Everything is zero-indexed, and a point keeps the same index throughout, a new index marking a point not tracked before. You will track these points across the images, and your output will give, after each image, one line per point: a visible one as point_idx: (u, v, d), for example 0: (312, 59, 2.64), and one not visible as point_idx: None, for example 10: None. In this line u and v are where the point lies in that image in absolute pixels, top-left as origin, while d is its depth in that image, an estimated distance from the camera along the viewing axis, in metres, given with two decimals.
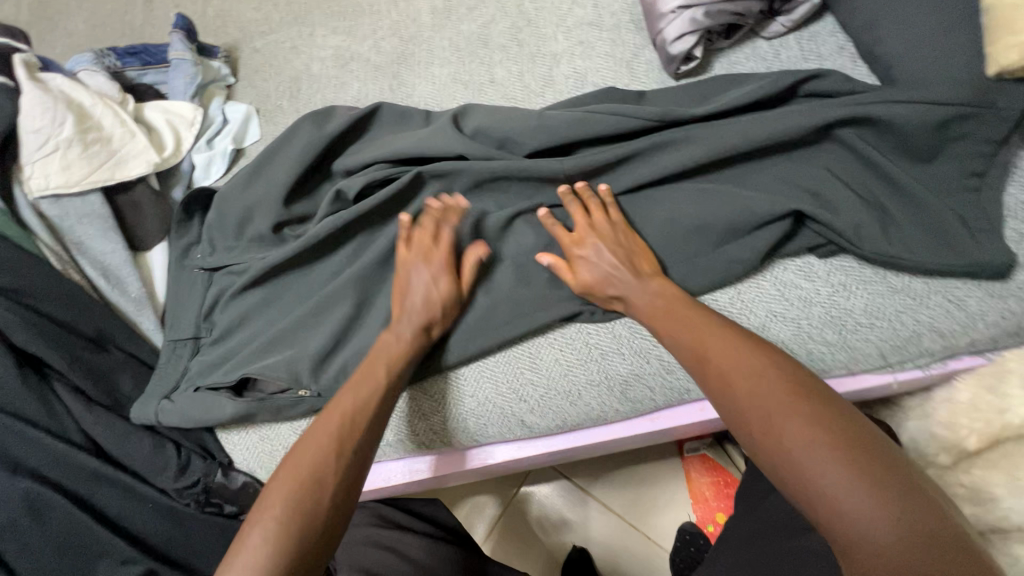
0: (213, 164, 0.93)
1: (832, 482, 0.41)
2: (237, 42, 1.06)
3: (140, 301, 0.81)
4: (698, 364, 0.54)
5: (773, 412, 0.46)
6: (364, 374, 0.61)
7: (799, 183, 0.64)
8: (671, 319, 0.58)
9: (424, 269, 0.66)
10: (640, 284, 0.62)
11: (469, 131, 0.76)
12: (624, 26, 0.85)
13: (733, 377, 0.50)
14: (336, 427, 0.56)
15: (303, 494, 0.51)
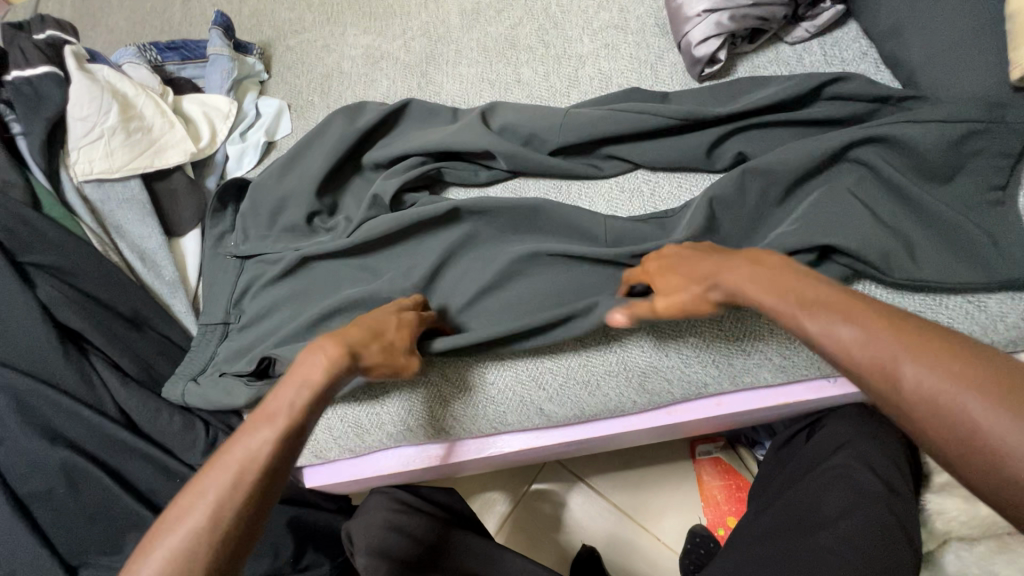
0: (245, 155, 0.96)
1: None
2: (272, 40, 1.09)
3: (174, 284, 0.84)
4: (875, 370, 0.39)
5: (951, 407, 0.35)
6: (264, 414, 0.48)
7: (824, 208, 0.62)
8: (772, 286, 0.47)
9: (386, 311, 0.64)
10: (764, 260, 0.51)
11: (496, 128, 0.78)
12: (649, 30, 0.87)
13: (884, 364, 0.38)
14: (222, 499, 0.42)
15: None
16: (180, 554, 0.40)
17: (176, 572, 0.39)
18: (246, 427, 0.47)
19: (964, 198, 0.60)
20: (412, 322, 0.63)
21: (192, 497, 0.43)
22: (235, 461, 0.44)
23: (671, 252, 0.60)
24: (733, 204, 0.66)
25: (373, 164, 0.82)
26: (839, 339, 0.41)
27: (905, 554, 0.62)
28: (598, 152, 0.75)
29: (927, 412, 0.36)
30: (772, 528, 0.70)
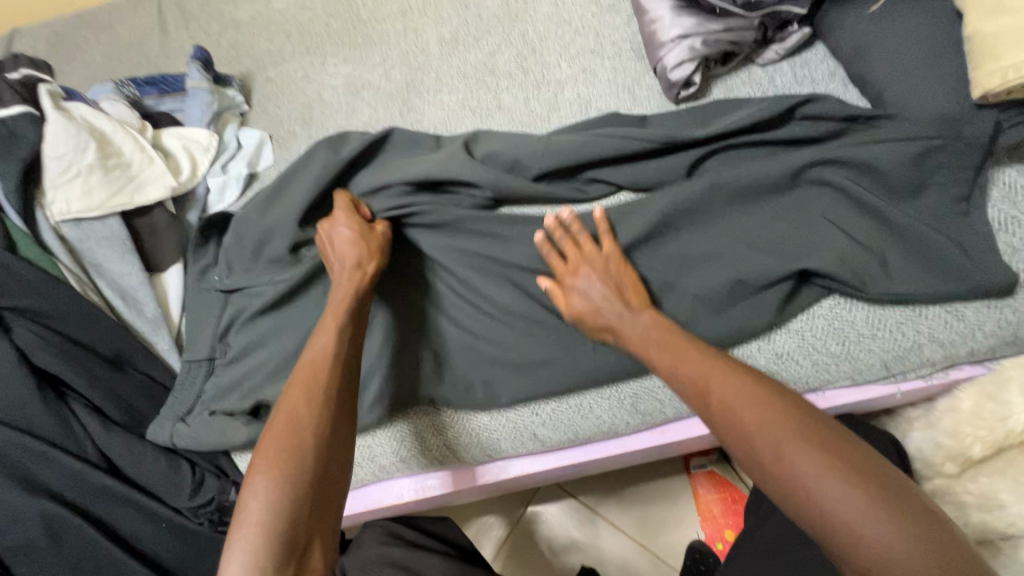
0: (227, 188, 0.95)
1: (877, 533, 0.41)
2: (251, 72, 1.10)
3: (156, 321, 0.82)
4: (700, 400, 0.52)
5: (779, 449, 0.46)
6: (330, 316, 0.62)
7: (796, 231, 0.65)
8: (667, 351, 0.56)
9: (332, 229, 0.69)
10: (631, 316, 0.60)
11: (479, 156, 0.78)
12: (625, 54, 0.89)
13: (736, 410, 0.49)
14: (318, 376, 0.56)
15: (292, 447, 0.51)
16: (290, 433, 0.52)
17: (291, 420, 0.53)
18: (308, 347, 0.60)
19: (935, 211, 0.62)
20: (352, 217, 0.70)
21: (290, 395, 0.55)
22: (308, 364, 0.57)
23: (577, 275, 0.64)
24: (715, 223, 0.67)
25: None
26: (678, 374, 0.55)
27: None
28: (580, 176, 0.76)
29: (731, 430, 0.49)
30: (773, 545, 0.69)
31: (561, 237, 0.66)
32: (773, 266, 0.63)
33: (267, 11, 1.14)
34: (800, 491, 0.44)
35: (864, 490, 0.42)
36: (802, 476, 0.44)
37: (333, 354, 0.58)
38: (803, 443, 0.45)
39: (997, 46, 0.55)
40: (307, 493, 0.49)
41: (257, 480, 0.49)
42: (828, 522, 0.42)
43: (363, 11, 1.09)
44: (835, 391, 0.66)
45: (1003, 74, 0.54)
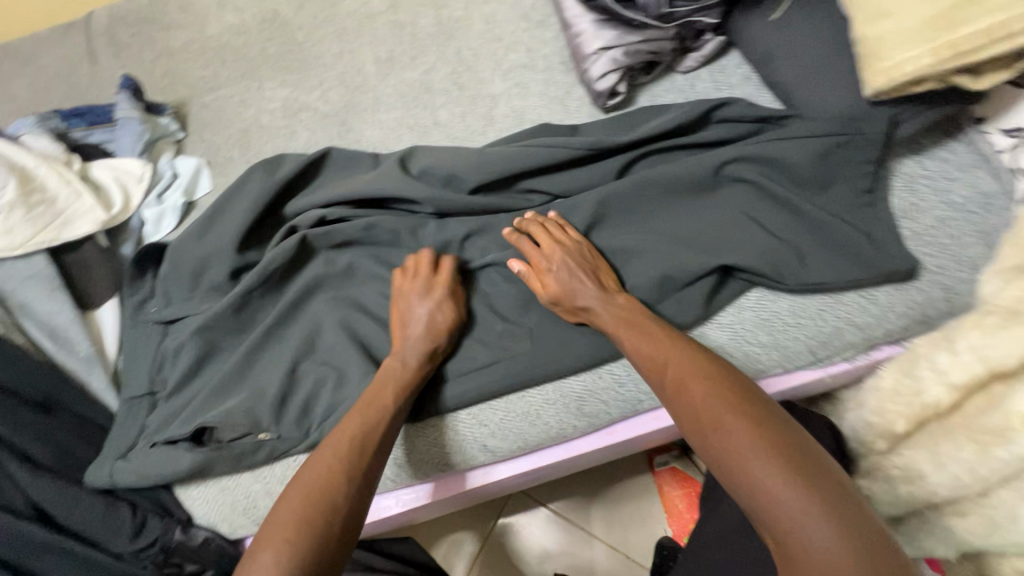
0: (163, 219, 0.93)
1: (786, 503, 0.43)
2: (186, 99, 1.08)
3: (90, 359, 0.79)
4: (657, 374, 0.57)
5: (717, 419, 0.50)
6: (370, 400, 0.63)
7: (718, 230, 0.68)
8: (633, 330, 0.61)
9: (423, 297, 0.69)
10: (604, 297, 0.65)
11: (416, 171, 0.80)
12: (555, 67, 0.92)
13: (686, 383, 0.54)
14: (347, 452, 0.58)
15: (319, 515, 0.53)
16: (315, 495, 0.54)
17: (312, 499, 0.54)
18: (351, 415, 0.62)
19: (845, 204, 0.66)
20: (445, 300, 0.69)
21: (321, 457, 0.57)
22: (347, 438, 0.59)
23: (552, 263, 0.67)
24: (646, 227, 0.71)
25: (291, 227, 0.79)
26: (639, 350, 0.60)
27: None
28: (515, 186, 0.77)
29: (679, 401, 0.54)
30: (721, 533, 0.71)
31: (550, 233, 0.70)
32: (697, 263, 0.66)
33: (201, 37, 1.13)
34: (728, 456, 0.47)
35: (785, 466, 0.45)
36: (732, 445, 0.48)
37: (374, 431, 0.60)
38: (739, 419, 0.49)
39: (881, 48, 0.59)
40: (322, 562, 0.51)
41: (266, 561, 0.49)
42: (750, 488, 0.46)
43: (299, 34, 1.09)
44: (770, 379, 0.69)
45: (887, 73, 0.58)
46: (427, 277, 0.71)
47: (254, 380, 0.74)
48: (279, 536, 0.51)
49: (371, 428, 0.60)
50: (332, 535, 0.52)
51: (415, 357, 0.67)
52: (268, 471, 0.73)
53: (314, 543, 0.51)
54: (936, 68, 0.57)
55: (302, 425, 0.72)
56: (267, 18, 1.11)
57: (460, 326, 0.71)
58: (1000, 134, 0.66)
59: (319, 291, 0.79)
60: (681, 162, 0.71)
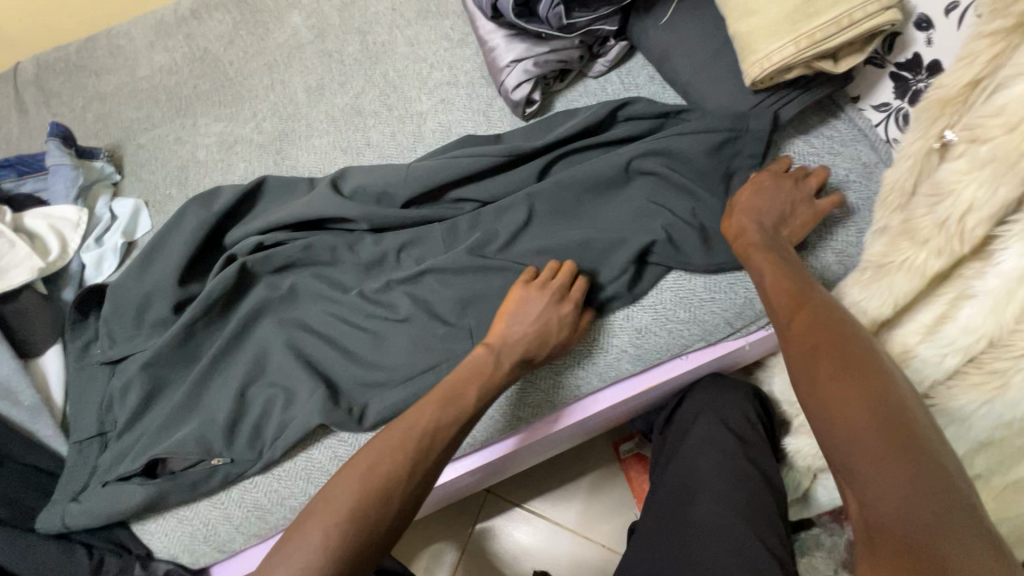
0: (104, 260, 0.93)
1: (864, 453, 0.43)
2: (121, 141, 1.08)
3: (36, 407, 0.78)
4: (792, 312, 0.56)
5: (824, 363, 0.50)
6: (451, 393, 0.63)
7: (635, 218, 0.73)
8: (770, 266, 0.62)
9: (548, 306, 0.68)
10: (773, 236, 0.65)
11: (348, 192, 0.83)
12: (477, 82, 0.98)
13: (798, 322, 0.54)
14: (414, 447, 0.59)
15: (373, 509, 0.55)
16: (378, 488, 0.56)
17: (375, 489, 0.55)
18: (430, 406, 0.62)
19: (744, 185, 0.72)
20: (569, 319, 0.68)
21: (388, 446, 0.58)
22: (420, 431, 0.60)
23: (760, 183, 0.69)
24: (570, 226, 0.75)
25: (228, 257, 0.81)
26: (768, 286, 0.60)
27: (765, 499, 0.68)
28: (443, 199, 0.82)
29: (796, 335, 0.54)
30: (654, 499, 0.75)
31: (778, 165, 0.71)
32: (615, 253, 0.72)
33: (133, 79, 1.13)
34: (835, 411, 0.46)
35: (893, 442, 0.43)
36: (841, 402, 0.46)
37: (449, 433, 0.61)
38: (861, 384, 0.47)
39: (753, 42, 0.65)
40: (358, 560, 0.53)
41: (317, 537, 0.53)
42: (847, 443, 0.45)
43: (230, 68, 1.11)
44: (698, 351, 0.76)
45: (760, 64, 0.64)
46: (560, 288, 0.69)
47: (205, 409, 0.75)
48: (335, 515, 0.54)
49: (444, 428, 0.61)
50: (378, 530, 0.55)
51: (511, 365, 0.66)
52: (226, 496, 0.74)
53: (363, 534, 0.54)
54: (798, 56, 0.63)
55: (255, 449, 0.73)
56: (197, 55, 1.13)
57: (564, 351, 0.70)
58: (871, 110, 0.74)
59: (262, 317, 0.80)
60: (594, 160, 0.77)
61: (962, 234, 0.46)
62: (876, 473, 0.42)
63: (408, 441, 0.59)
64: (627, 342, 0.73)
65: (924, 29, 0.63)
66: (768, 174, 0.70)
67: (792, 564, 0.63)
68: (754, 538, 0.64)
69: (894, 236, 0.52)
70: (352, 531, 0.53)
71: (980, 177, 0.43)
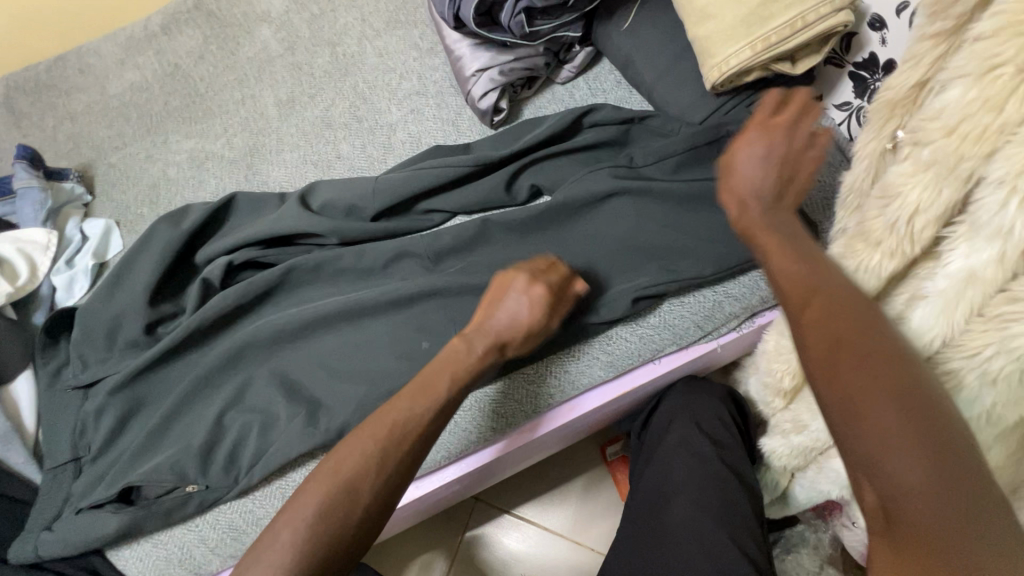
0: (75, 282, 0.92)
1: (900, 460, 0.40)
2: (91, 160, 1.06)
3: (7, 434, 0.76)
4: (798, 298, 0.48)
5: (844, 358, 0.44)
6: (423, 381, 0.61)
7: (603, 239, 0.74)
8: (774, 238, 0.53)
9: (522, 288, 0.66)
10: (772, 209, 0.55)
11: (317, 206, 0.83)
12: (446, 91, 0.98)
13: (812, 306, 0.47)
14: (384, 437, 0.57)
15: (340, 505, 0.54)
16: (344, 481, 0.54)
17: (341, 485, 0.54)
18: (403, 395, 0.60)
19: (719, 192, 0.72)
20: (544, 296, 0.66)
21: (362, 436, 0.57)
22: (392, 420, 0.58)
23: (752, 140, 0.57)
24: (539, 247, 0.75)
25: (202, 282, 0.79)
26: (773, 263, 0.51)
27: (738, 499, 0.69)
28: (413, 209, 0.82)
29: (814, 324, 0.46)
30: (632, 503, 0.75)
31: (771, 102, 0.57)
32: (587, 265, 0.73)
33: (104, 97, 1.11)
34: (863, 415, 0.42)
35: (925, 441, 0.40)
36: (869, 402, 0.42)
37: (428, 420, 0.59)
38: (891, 378, 0.42)
39: (712, 45, 0.65)
40: (329, 557, 0.52)
41: (284, 537, 0.52)
42: (888, 455, 0.40)
43: (201, 84, 1.09)
44: (671, 356, 0.76)
45: (719, 68, 0.65)
46: (535, 271, 0.68)
47: (179, 433, 0.75)
48: (302, 513, 0.53)
49: (417, 417, 0.59)
50: (353, 526, 0.54)
51: (484, 349, 0.64)
52: (203, 521, 0.73)
53: (332, 531, 0.53)
54: (756, 59, 0.63)
55: (230, 473, 0.72)
56: (167, 71, 1.11)
57: (542, 335, 0.67)
58: (834, 109, 0.74)
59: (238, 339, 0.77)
60: (569, 170, 0.78)
61: (912, 236, 0.46)
62: (912, 478, 0.39)
63: (376, 432, 0.57)
64: (601, 349, 0.73)
65: (878, 29, 0.63)
66: (760, 120, 0.58)
67: (765, 563, 0.64)
68: (728, 541, 0.64)
69: (850, 236, 0.52)
70: (320, 530, 0.52)
71: (925, 179, 0.43)
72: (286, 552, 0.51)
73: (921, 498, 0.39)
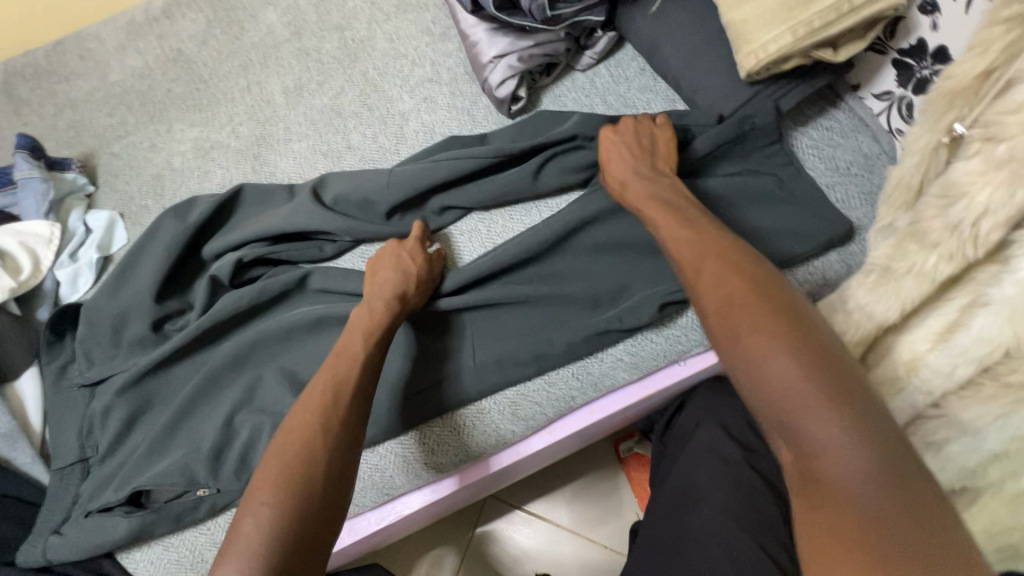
0: (79, 277, 0.90)
1: (804, 411, 0.39)
2: (94, 150, 1.03)
3: (12, 434, 0.75)
4: (689, 265, 0.52)
5: (739, 317, 0.45)
6: (339, 352, 0.61)
7: (633, 245, 0.72)
8: (677, 218, 0.58)
9: (389, 253, 0.72)
10: (646, 178, 0.65)
11: (330, 200, 0.80)
12: (460, 78, 0.95)
13: (706, 274, 0.50)
14: (323, 405, 0.55)
15: (296, 472, 0.49)
16: (293, 453, 0.51)
17: (295, 456, 0.51)
18: (323, 368, 0.59)
19: (752, 190, 0.69)
20: (416, 250, 0.72)
21: (299, 416, 0.54)
22: (325, 388, 0.56)
23: (615, 137, 0.70)
24: (564, 255, 0.73)
25: (210, 279, 0.77)
26: (677, 241, 0.55)
27: (770, 509, 0.66)
28: (424, 204, 0.79)
29: (712, 292, 0.49)
30: (656, 508, 0.73)
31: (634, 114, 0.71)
32: (616, 274, 0.71)
33: (105, 84, 1.07)
34: (760, 369, 0.42)
35: (824, 381, 0.40)
36: (761, 351, 0.42)
37: (354, 379, 0.57)
38: (787, 333, 0.43)
39: (747, 32, 0.62)
40: (306, 523, 0.47)
41: (248, 525, 0.47)
42: (791, 410, 0.39)
43: (204, 70, 1.05)
44: (699, 357, 0.73)
45: (755, 55, 0.61)
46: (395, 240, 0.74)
47: (189, 434, 0.73)
48: (259, 501, 0.48)
49: (344, 381, 0.57)
50: (320, 489, 0.49)
51: (384, 304, 0.65)
52: (213, 525, 0.71)
53: (301, 498, 0.48)
54: (796, 46, 0.60)
55: (241, 479, 0.69)
56: (170, 57, 1.07)
57: (432, 280, 0.72)
58: (873, 98, 0.71)
59: (248, 338, 0.75)
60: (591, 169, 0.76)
61: (976, 239, 0.44)
62: (815, 432, 0.38)
63: (312, 403, 0.55)
64: (630, 353, 0.71)
65: (930, 13, 0.59)
66: (611, 125, 0.73)
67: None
68: (758, 551, 0.61)
69: (900, 237, 0.49)
70: (285, 501, 0.48)
71: (998, 177, 0.42)
72: (254, 537, 0.46)
73: (829, 453, 0.37)
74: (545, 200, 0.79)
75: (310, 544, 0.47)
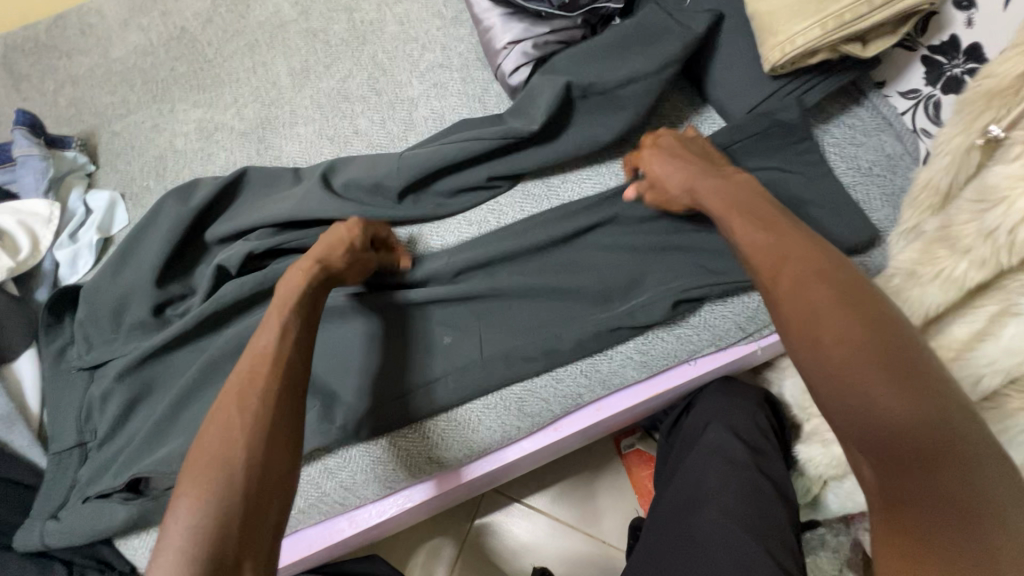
0: (79, 258, 0.88)
1: (904, 446, 0.35)
2: (95, 128, 1.01)
3: (9, 416, 0.73)
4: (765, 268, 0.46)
5: (828, 334, 0.39)
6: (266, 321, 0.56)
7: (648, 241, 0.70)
8: (747, 214, 0.51)
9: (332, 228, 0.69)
10: (714, 177, 0.58)
11: (340, 185, 0.78)
12: (472, 64, 0.92)
13: (787, 278, 0.43)
14: (242, 382, 0.50)
15: (214, 455, 0.46)
16: (213, 434, 0.47)
17: (216, 438, 0.47)
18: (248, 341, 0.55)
19: (772, 187, 0.67)
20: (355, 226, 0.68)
21: (220, 397, 0.50)
22: (248, 362, 0.52)
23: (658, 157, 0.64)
24: (577, 252, 0.72)
25: (215, 268, 0.75)
26: (750, 239, 0.48)
27: (775, 510, 0.65)
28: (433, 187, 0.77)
29: (792, 300, 0.42)
30: (660, 507, 0.72)
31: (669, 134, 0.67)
32: (629, 270, 0.70)
33: (107, 60, 1.05)
34: (850, 394, 0.38)
35: (932, 414, 0.35)
36: (854, 374, 0.37)
37: (278, 350, 0.53)
38: (886, 356, 0.37)
39: (773, 24, 0.60)
40: (226, 506, 0.44)
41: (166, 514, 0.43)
42: (887, 443, 0.36)
43: (208, 49, 1.03)
44: (708, 357, 0.72)
45: (781, 48, 0.59)
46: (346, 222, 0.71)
47: (189, 421, 0.71)
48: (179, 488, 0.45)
49: (268, 353, 0.52)
50: (241, 468, 0.45)
51: (304, 266, 0.61)
52: None
53: (218, 481, 0.44)
54: (823, 40, 0.58)
55: None
56: (174, 34, 1.05)
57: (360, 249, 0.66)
58: (899, 96, 0.69)
59: (251, 326, 0.73)
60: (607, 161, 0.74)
61: (1011, 246, 0.43)
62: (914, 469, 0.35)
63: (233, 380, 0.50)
64: (639, 350, 0.69)
65: (964, 8, 0.57)
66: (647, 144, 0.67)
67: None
68: (763, 553, 0.60)
69: (928, 241, 0.48)
70: (202, 487, 0.44)
71: None
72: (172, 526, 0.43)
73: (925, 491, 0.35)
74: (556, 192, 0.77)
75: (242, 527, 0.43)
